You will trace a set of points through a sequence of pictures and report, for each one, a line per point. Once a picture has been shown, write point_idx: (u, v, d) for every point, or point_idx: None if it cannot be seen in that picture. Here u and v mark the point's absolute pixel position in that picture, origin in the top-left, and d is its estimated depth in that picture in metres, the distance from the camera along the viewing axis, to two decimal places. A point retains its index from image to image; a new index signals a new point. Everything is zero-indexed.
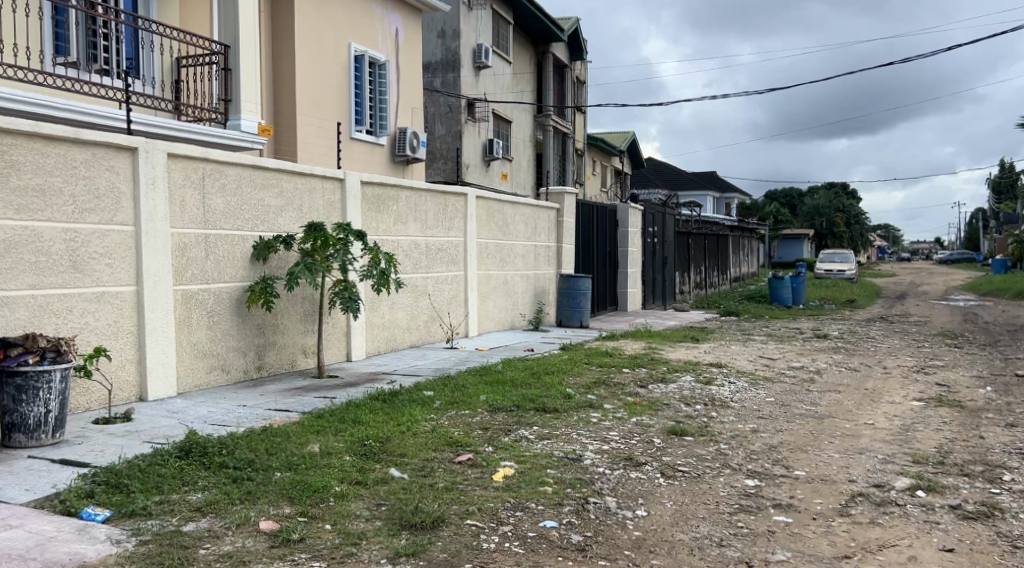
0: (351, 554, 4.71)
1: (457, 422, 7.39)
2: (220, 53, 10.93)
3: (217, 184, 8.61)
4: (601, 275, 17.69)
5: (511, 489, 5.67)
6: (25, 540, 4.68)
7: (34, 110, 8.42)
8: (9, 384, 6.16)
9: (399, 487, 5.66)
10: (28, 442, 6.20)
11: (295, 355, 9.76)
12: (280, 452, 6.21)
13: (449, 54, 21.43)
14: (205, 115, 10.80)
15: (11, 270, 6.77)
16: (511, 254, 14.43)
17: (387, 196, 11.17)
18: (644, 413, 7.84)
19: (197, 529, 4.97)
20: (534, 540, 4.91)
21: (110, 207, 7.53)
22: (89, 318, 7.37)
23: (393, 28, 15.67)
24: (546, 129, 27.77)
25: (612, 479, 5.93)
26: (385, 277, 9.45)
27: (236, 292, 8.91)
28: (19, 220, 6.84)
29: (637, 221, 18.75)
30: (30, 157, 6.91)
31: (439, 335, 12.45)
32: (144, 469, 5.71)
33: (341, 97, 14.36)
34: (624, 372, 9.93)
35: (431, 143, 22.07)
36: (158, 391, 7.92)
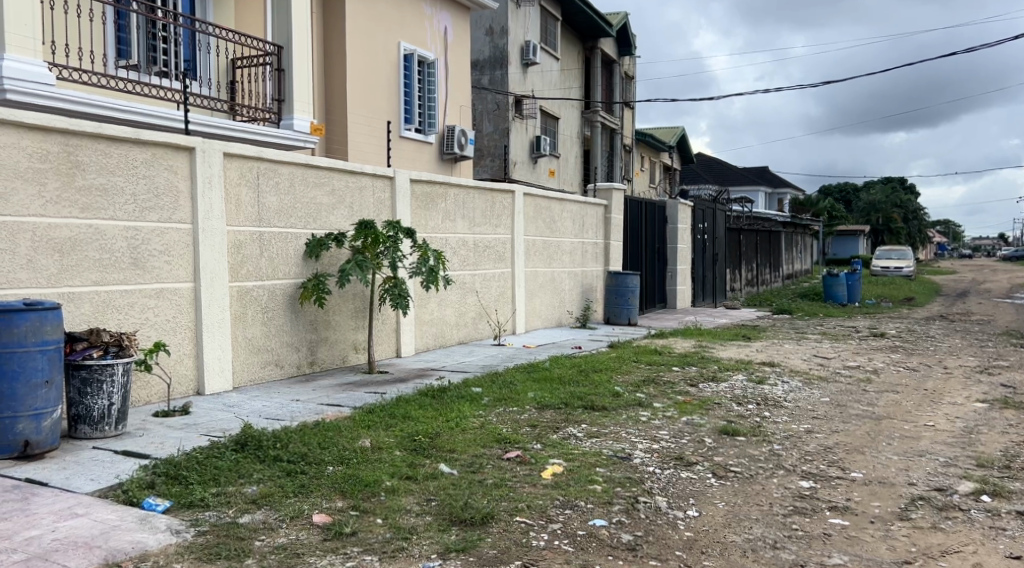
0: (402, 549, 4.76)
1: (506, 419, 7.43)
2: (274, 54, 11.11)
3: (271, 183, 8.78)
4: (650, 272, 17.58)
5: (560, 487, 5.68)
6: (91, 528, 4.84)
7: (95, 111, 8.65)
8: (76, 377, 6.36)
9: (449, 483, 5.72)
10: (93, 434, 6.41)
11: (346, 351, 9.89)
12: (332, 446, 6.33)
13: (497, 51, 21.50)
14: (258, 116, 11.02)
15: (75, 267, 6.96)
16: (558, 251, 14.43)
17: (435, 193, 11.26)
18: (695, 413, 7.78)
19: (253, 521, 5.08)
20: (583, 539, 4.92)
21: (169, 205, 7.73)
22: (149, 313, 7.56)
23: (442, 26, 15.79)
24: (594, 126, 27.69)
25: (662, 479, 5.90)
26: (434, 275, 9.52)
27: (289, 289, 9.07)
28: (84, 219, 7.04)
29: (687, 218, 18.61)
30: (94, 157, 7.12)
31: (486, 331, 12.52)
32: (202, 461, 5.86)
33: (391, 95, 14.51)
34: (674, 371, 9.81)
35: (479, 141, 22.17)
36: (214, 385, 8.11)
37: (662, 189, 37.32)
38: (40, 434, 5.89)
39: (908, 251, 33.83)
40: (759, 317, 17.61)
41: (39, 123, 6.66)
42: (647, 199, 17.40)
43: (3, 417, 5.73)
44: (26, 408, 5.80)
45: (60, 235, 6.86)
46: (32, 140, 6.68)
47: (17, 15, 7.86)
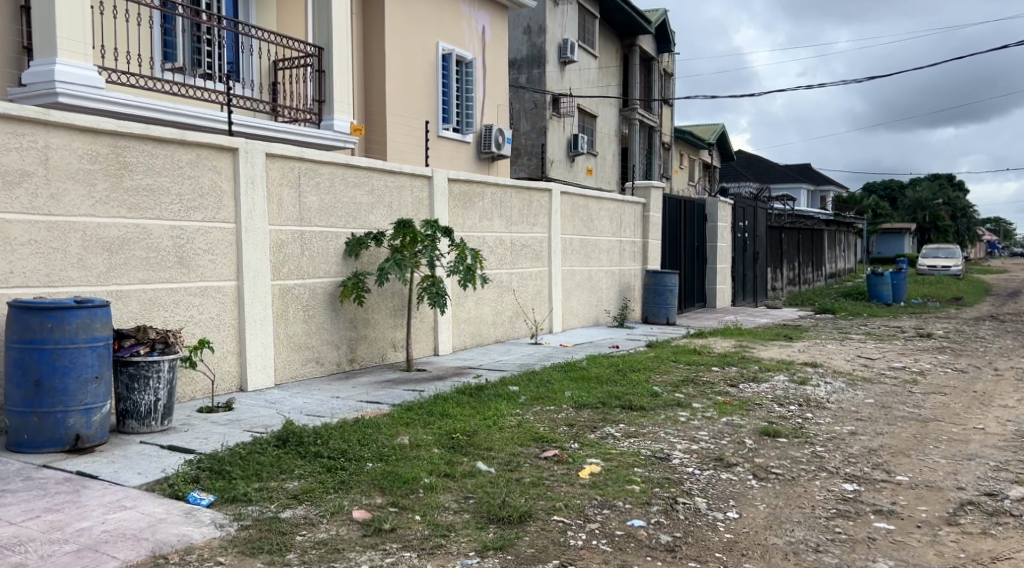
0: (441, 546, 4.81)
1: (543, 418, 7.45)
2: (314, 55, 11.26)
3: (312, 183, 8.90)
4: (689, 271, 17.48)
5: (598, 486, 5.69)
6: (138, 521, 4.96)
7: (143, 113, 8.83)
8: (124, 373, 6.51)
9: (485, 481, 5.76)
10: (140, 428, 6.56)
11: (385, 349, 9.99)
12: (371, 443, 6.40)
13: (535, 50, 21.52)
14: (299, 116, 11.18)
15: (123, 266, 7.11)
16: (596, 250, 14.41)
17: (473, 192, 11.33)
18: (735, 414, 7.75)
19: (294, 516, 5.17)
20: (621, 539, 4.93)
21: (213, 205, 7.88)
22: (194, 311, 7.71)
23: (480, 25, 15.86)
24: (632, 123, 27.55)
25: (702, 479, 5.89)
26: (471, 273, 9.58)
27: (329, 288, 9.19)
28: (132, 219, 7.19)
29: (727, 216, 18.47)
30: (141, 158, 7.26)
31: (524, 330, 12.56)
32: (245, 456, 5.97)
33: (429, 95, 14.59)
34: (714, 371, 9.77)
35: (516, 139, 22.22)
36: (256, 381, 8.25)
37: (702, 187, 37.08)
38: (91, 428, 6.04)
39: (956, 250, 33.17)
40: (801, 316, 17.38)
41: (89, 125, 6.79)
42: (686, 197, 17.30)
43: (55, 412, 5.87)
44: (77, 403, 5.95)
45: (109, 234, 7.01)
46: (83, 142, 6.82)
47: (68, 21, 8.09)
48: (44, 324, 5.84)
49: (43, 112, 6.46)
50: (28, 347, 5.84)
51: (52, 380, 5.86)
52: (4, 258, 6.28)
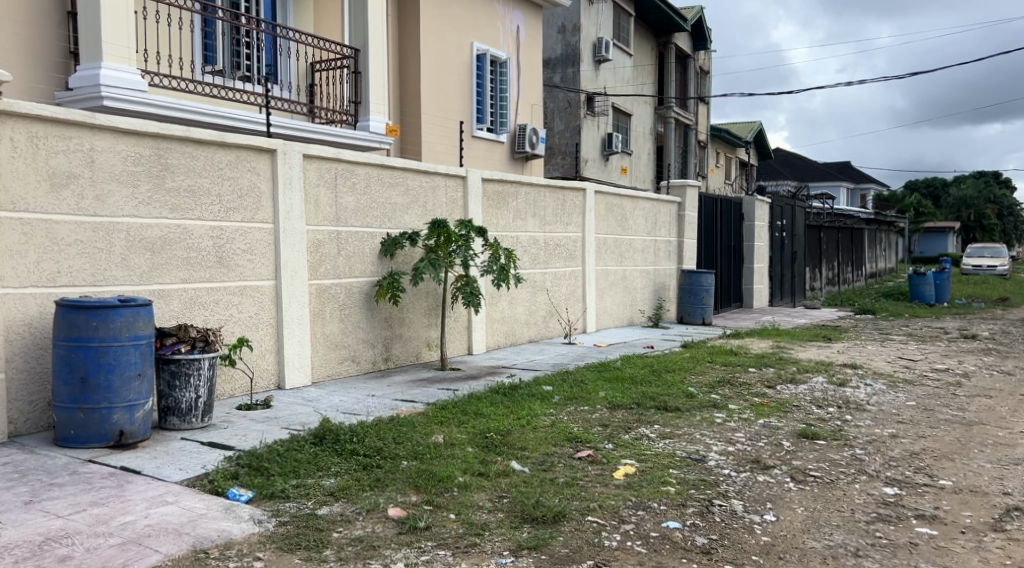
0: (475, 545, 4.85)
1: (577, 418, 7.46)
2: (351, 57, 11.38)
3: (348, 183, 9.00)
4: (726, 270, 17.36)
5: (633, 487, 5.69)
6: (180, 515, 5.06)
7: (184, 115, 8.99)
8: (165, 370, 6.64)
9: (520, 480, 5.79)
10: (181, 425, 6.68)
11: (420, 348, 10.06)
12: (406, 441, 6.47)
13: (569, 48, 21.50)
14: (336, 117, 11.30)
15: (165, 266, 7.24)
16: (630, 249, 14.37)
17: (507, 192, 11.36)
18: (772, 415, 7.70)
19: (331, 513, 5.24)
20: (657, 540, 4.92)
21: (253, 206, 8.00)
22: (233, 310, 7.83)
23: (515, 25, 15.90)
24: (667, 122, 27.39)
25: (738, 481, 5.86)
26: (505, 273, 9.61)
27: (364, 287, 9.27)
28: (174, 219, 7.32)
29: (764, 215, 18.30)
30: (183, 160, 7.38)
31: (557, 330, 12.56)
32: (283, 453, 6.07)
33: (464, 95, 14.65)
34: (750, 372, 9.71)
35: (551, 138, 22.23)
36: (294, 379, 8.36)
37: (739, 186, 36.79)
38: (134, 424, 6.17)
39: (1003, 249, 32.54)
40: (840, 317, 17.24)
41: (133, 127, 6.92)
42: (722, 196, 17.17)
43: (100, 408, 6.01)
44: (122, 400, 6.09)
45: (152, 235, 7.15)
46: (127, 144, 6.96)
47: (113, 25, 8.27)
48: (90, 323, 5.97)
49: (88, 115, 6.59)
50: (74, 344, 5.97)
51: (97, 377, 5.99)
52: (52, 257, 6.43)
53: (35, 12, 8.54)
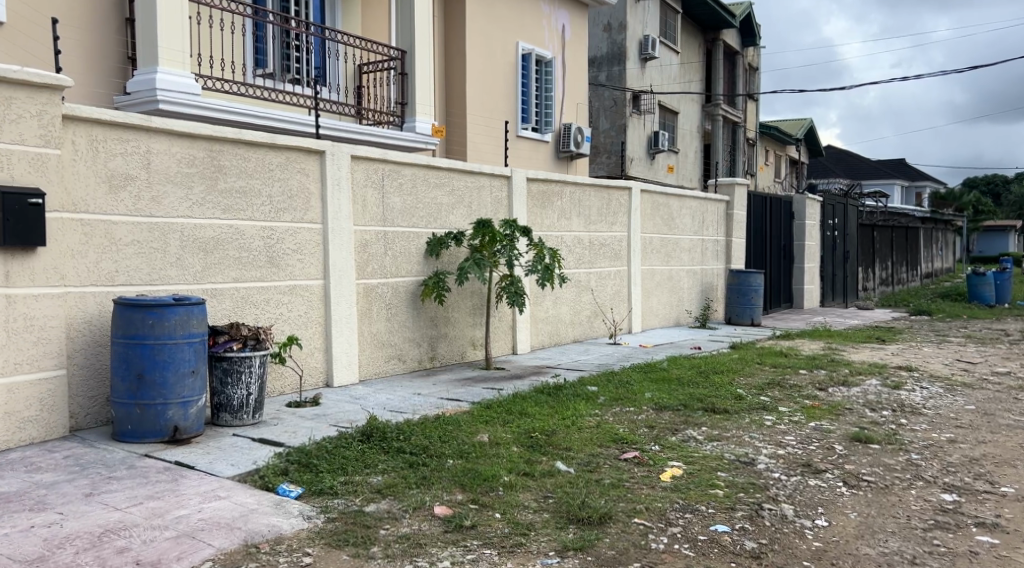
0: (520, 545, 4.85)
1: (623, 419, 7.43)
2: (398, 59, 11.48)
3: (395, 184, 9.07)
4: (775, 271, 17.12)
5: (680, 489, 5.66)
6: (231, 510, 5.15)
7: (236, 118, 9.15)
8: (217, 368, 6.77)
9: (565, 481, 5.79)
10: (233, 421, 6.81)
11: (465, 347, 10.10)
12: (452, 440, 6.51)
13: (615, 47, 21.41)
14: (382, 119, 11.40)
15: (217, 265, 7.37)
16: (677, 249, 14.26)
17: (552, 192, 11.36)
18: (824, 418, 7.58)
19: (377, 511, 5.28)
20: (705, 544, 4.88)
21: (302, 207, 8.11)
22: (283, 309, 7.96)
23: (561, 24, 15.88)
24: (715, 119, 27.11)
25: (789, 485, 5.79)
26: (550, 273, 9.60)
27: (410, 287, 9.34)
28: (226, 220, 7.45)
29: (815, 214, 18.02)
30: (235, 161, 7.50)
31: (602, 330, 12.52)
32: (331, 450, 6.15)
33: (509, 95, 14.68)
34: (800, 374, 9.58)
35: (596, 138, 22.17)
36: (342, 377, 8.46)
37: (788, 184, 36.26)
38: (188, 420, 6.31)
39: None
40: (895, 317, 17.11)
41: (187, 130, 7.06)
42: (772, 195, 16.95)
43: (156, 404, 6.15)
44: (177, 396, 6.22)
45: (205, 235, 7.28)
46: (182, 147, 7.09)
47: (168, 31, 8.45)
48: (146, 321, 6.11)
49: (145, 119, 6.73)
50: (131, 342, 6.11)
51: (153, 374, 6.13)
52: (110, 257, 6.60)
53: (94, 19, 8.77)
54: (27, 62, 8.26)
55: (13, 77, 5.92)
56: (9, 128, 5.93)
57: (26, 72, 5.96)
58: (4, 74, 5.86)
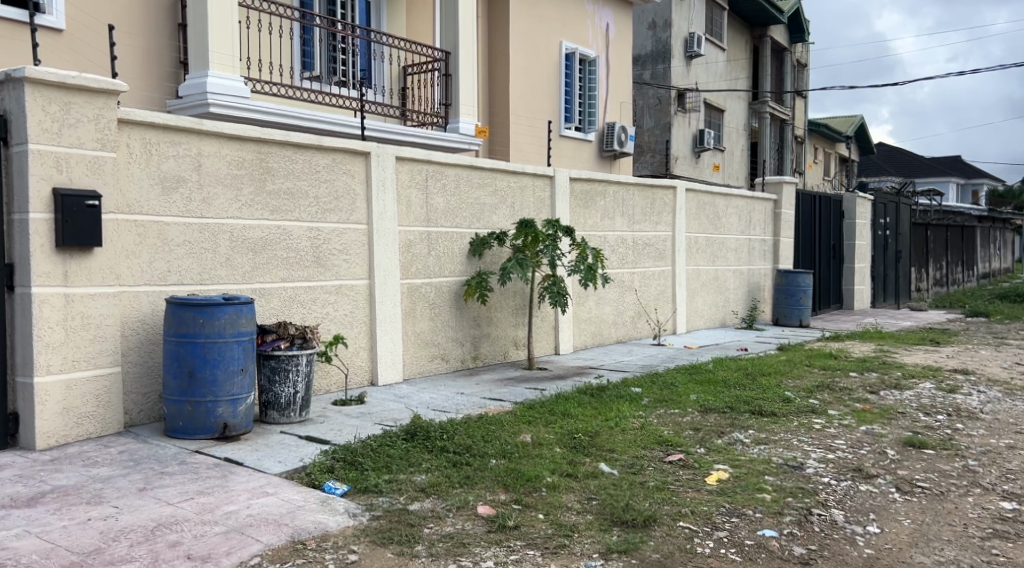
0: (564, 546, 4.84)
1: (667, 421, 7.38)
2: (442, 60, 11.54)
3: (438, 184, 9.12)
4: (824, 271, 16.85)
5: (726, 493, 5.60)
6: (279, 507, 5.22)
7: (284, 120, 9.27)
8: (266, 366, 6.86)
9: (609, 483, 5.76)
10: (280, 419, 6.90)
11: (508, 347, 10.12)
12: (495, 440, 6.52)
13: (660, 45, 21.26)
14: (427, 120, 11.47)
15: (266, 265, 7.48)
16: (723, 249, 14.11)
17: (595, 191, 11.33)
18: (876, 422, 7.45)
19: (422, 509, 5.32)
20: (752, 549, 4.82)
21: (348, 207, 8.19)
22: (329, 308, 8.04)
23: (605, 22, 15.82)
24: (762, 117, 26.77)
25: (839, 491, 5.69)
26: (593, 273, 9.56)
27: (453, 287, 9.38)
28: (273, 221, 7.54)
29: (866, 213, 17.69)
30: (283, 163, 7.61)
31: (646, 330, 12.44)
32: (376, 448, 6.20)
33: (552, 95, 14.67)
34: (851, 377, 9.41)
35: (639, 137, 22.07)
36: (386, 376, 8.52)
37: (838, 182, 35.66)
38: (237, 417, 6.41)
39: None
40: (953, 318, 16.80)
41: (237, 132, 7.17)
42: (820, 194, 16.68)
43: (206, 401, 6.26)
44: (226, 394, 6.32)
45: (254, 235, 7.39)
46: (231, 149, 7.21)
47: (219, 35, 8.61)
48: (197, 320, 6.22)
49: (196, 122, 6.85)
50: (182, 340, 6.23)
51: (204, 372, 6.24)
52: (163, 257, 6.74)
53: (148, 25, 8.96)
54: (84, 68, 8.47)
55: (71, 82, 6.04)
56: (67, 132, 6.07)
57: (83, 78, 6.08)
58: (63, 80, 5.99)
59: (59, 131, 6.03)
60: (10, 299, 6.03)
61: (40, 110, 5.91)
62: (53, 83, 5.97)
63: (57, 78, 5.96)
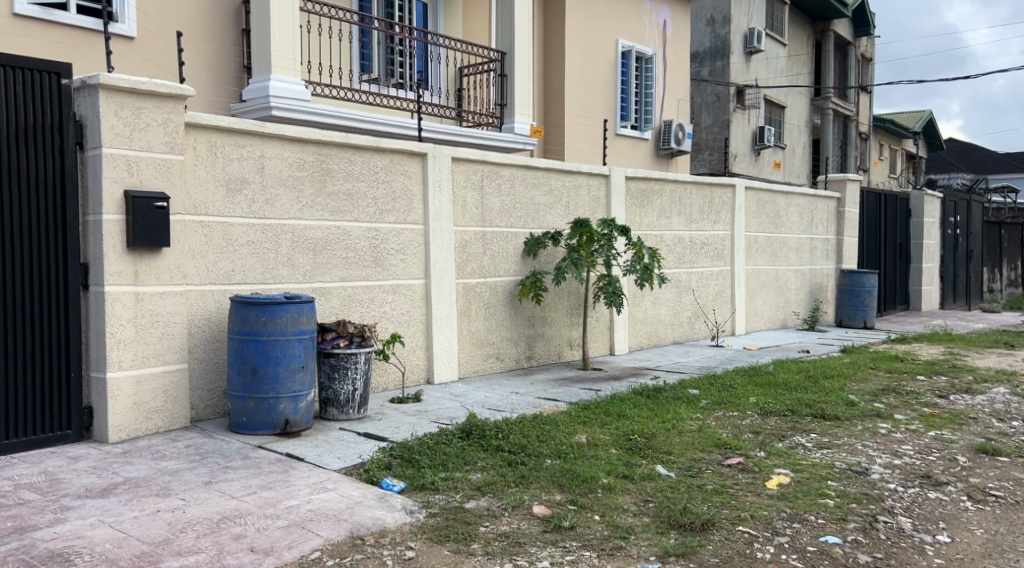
0: (621, 548, 4.81)
1: (726, 423, 7.29)
2: (497, 61, 11.56)
3: (494, 184, 9.15)
4: (890, 271, 16.44)
5: (787, 498, 5.50)
6: (339, 502, 5.29)
7: (344, 122, 9.40)
8: (326, 364, 6.96)
9: (666, 485, 5.71)
10: (339, 416, 6.99)
11: (562, 347, 10.10)
12: (550, 440, 6.52)
13: (719, 41, 21.01)
14: (482, 120, 11.52)
15: (326, 265, 7.59)
16: (784, 249, 13.88)
17: (652, 190, 11.24)
18: (945, 427, 7.24)
19: (478, 507, 5.34)
20: (814, 555, 4.73)
21: (405, 207, 8.26)
22: (387, 307, 8.12)
23: (662, 20, 15.69)
24: (824, 114, 26.24)
25: (906, 498, 5.55)
26: (649, 273, 9.46)
27: (508, 287, 9.40)
28: (333, 221, 7.64)
29: (934, 211, 17.21)
30: (343, 164, 7.71)
31: (704, 331, 12.29)
32: (432, 446, 6.24)
33: (608, 94, 14.59)
34: (919, 380, 9.17)
35: (696, 136, 21.86)
36: (442, 374, 8.58)
37: (903, 179, 34.78)
38: (297, 414, 6.52)
39: None
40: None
41: (298, 135, 7.27)
42: (885, 193, 16.27)
43: (268, 398, 6.37)
44: (287, 391, 6.43)
45: (314, 236, 7.50)
46: (293, 151, 7.32)
47: (282, 39, 8.77)
48: (259, 318, 6.34)
49: (259, 124, 6.98)
50: (245, 338, 6.36)
51: (266, 369, 6.35)
52: (227, 257, 6.89)
53: (214, 30, 9.17)
54: (154, 74, 8.71)
55: (141, 88, 6.19)
56: (138, 136, 6.23)
57: (153, 83, 6.23)
58: (134, 86, 6.14)
59: (131, 135, 6.19)
60: (85, 298, 6.22)
61: (113, 114, 6.09)
62: (124, 89, 6.13)
63: (128, 84, 6.12)
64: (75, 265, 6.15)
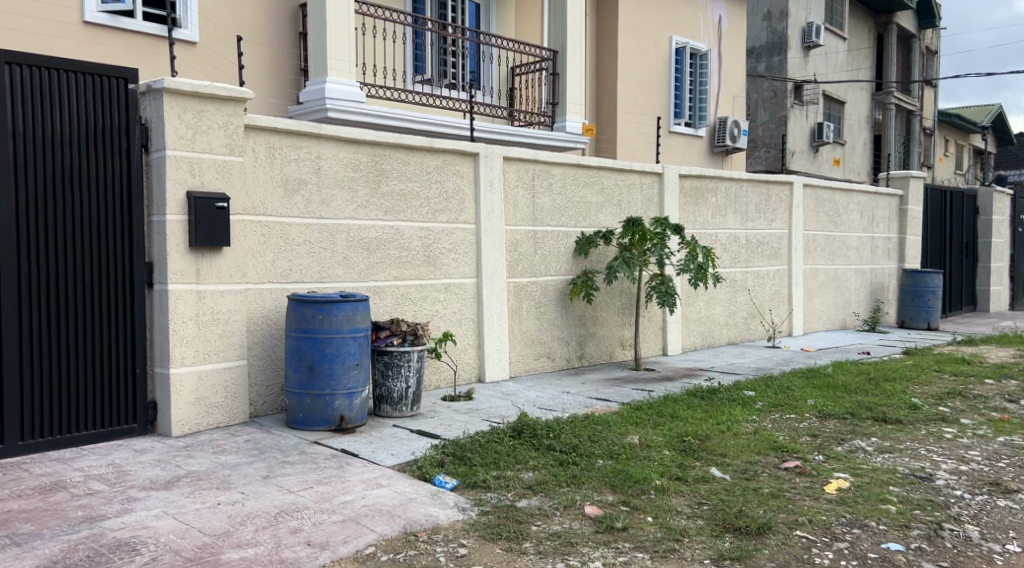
0: (674, 550, 4.75)
1: (783, 425, 7.16)
2: (549, 60, 11.54)
3: (546, 183, 9.13)
4: (955, 270, 15.97)
5: (847, 503, 5.37)
6: (392, 498, 5.32)
7: (399, 123, 9.46)
8: (380, 361, 7.01)
9: (721, 488, 5.62)
10: (393, 413, 7.04)
11: (614, 347, 10.03)
12: (602, 440, 6.47)
13: (776, 36, 20.67)
14: (533, 120, 11.51)
15: (380, 263, 7.65)
16: (843, 248, 13.58)
17: (706, 188, 11.09)
18: (1014, 433, 6.99)
19: (529, 506, 5.32)
20: (876, 562, 4.61)
21: (457, 207, 8.29)
22: (439, 306, 8.15)
23: (717, 15, 15.49)
24: (886, 108, 25.62)
25: (973, 505, 5.37)
26: (703, 272, 9.34)
27: (560, 286, 9.36)
28: (387, 221, 7.70)
29: (1002, 209, 16.67)
30: (397, 164, 7.76)
31: (759, 332, 12.08)
32: (484, 445, 6.24)
33: (662, 91, 14.46)
34: (986, 384, 8.88)
35: (752, 132, 21.53)
36: (494, 373, 8.58)
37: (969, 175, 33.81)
38: (352, 410, 6.58)
39: None
40: None
41: (353, 135, 7.34)
42: (949, 190, 15.82)
43: (325, 394, 6.44)
44: (343, 388, 6.49)
45: (369, 235, 7.56)
46: (348, 152, 7.39)
47: (338, 41, 8.86)
48: (316, 316, 6.41)
49: (315, 126, 7.06)
50: (303, 335, 6.43)
51: (322, 366, 6.42)
52: (284, 257, 6.98)
53: (273, 33, 9.32)
54: (215, 76, 8.88)
55: (203, 91, 6.31)
56: (200, 138, 6.35)
57: (214, 87, 6.33)
58: (196, 90, 6.25)
59: (193, 137, 6.31)
60: (149, 296, 6.36)
61: (176, 117, 6.21)
62: (187, 92, 6.25)
63: (191, 87, 6.23)
64: (140, 264, 6.29)
